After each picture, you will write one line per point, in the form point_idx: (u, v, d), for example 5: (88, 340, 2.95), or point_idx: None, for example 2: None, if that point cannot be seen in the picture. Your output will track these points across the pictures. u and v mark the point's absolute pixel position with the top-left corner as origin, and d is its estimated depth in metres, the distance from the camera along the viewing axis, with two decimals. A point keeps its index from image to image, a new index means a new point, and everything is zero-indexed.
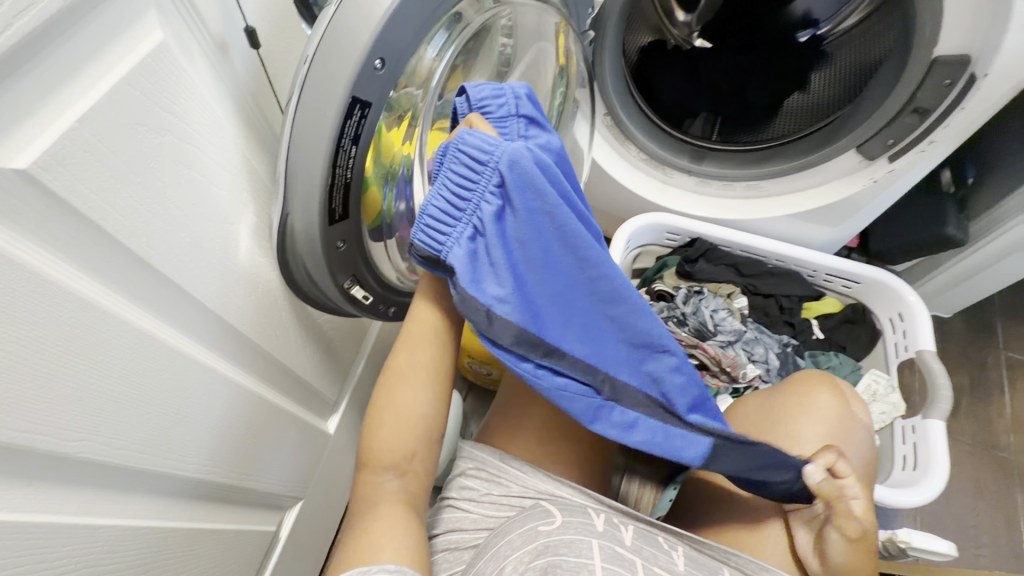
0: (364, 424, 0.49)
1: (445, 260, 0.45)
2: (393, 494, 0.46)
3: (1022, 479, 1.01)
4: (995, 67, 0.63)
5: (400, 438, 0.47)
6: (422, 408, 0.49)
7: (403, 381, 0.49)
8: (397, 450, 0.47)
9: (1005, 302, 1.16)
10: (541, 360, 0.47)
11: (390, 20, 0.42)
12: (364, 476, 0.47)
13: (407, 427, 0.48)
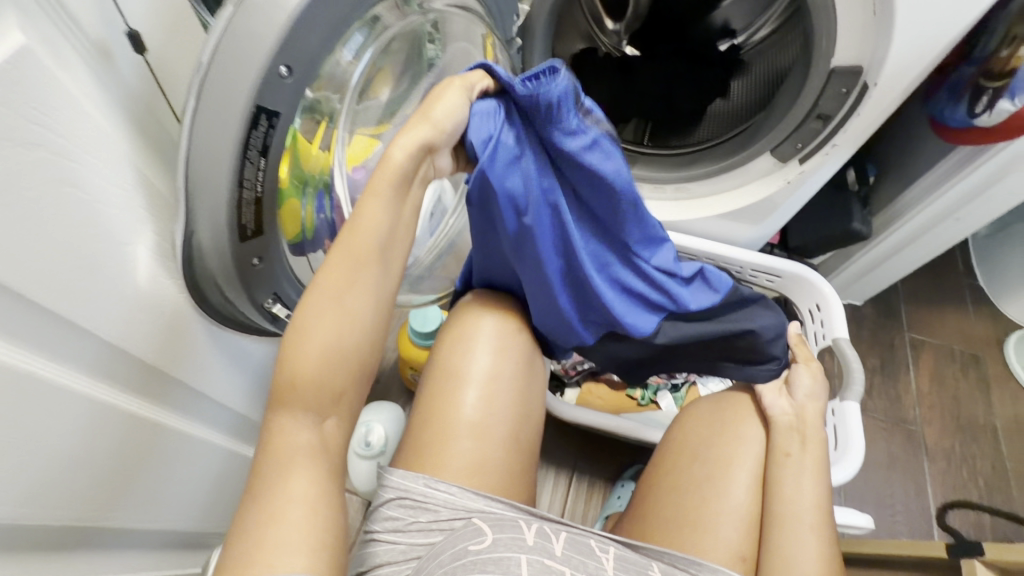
0: (279, 349, 0.39)
1: (594, 143, 0.53)
2: (310, 449, 0.39)
3: (927, 449, 1.11)
4: (883, 77, 0.68)
5: (325, 371, 0.39)
6: (354, 334, 0.40)
7: (334, 301, 0.40)
8: (320, 388, 0.39)
9: (907, 289, 1.28)
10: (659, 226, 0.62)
11: (295, 25, 0.40)
12: (277, 420, 0.39)
13: (334, 356, 0.39)
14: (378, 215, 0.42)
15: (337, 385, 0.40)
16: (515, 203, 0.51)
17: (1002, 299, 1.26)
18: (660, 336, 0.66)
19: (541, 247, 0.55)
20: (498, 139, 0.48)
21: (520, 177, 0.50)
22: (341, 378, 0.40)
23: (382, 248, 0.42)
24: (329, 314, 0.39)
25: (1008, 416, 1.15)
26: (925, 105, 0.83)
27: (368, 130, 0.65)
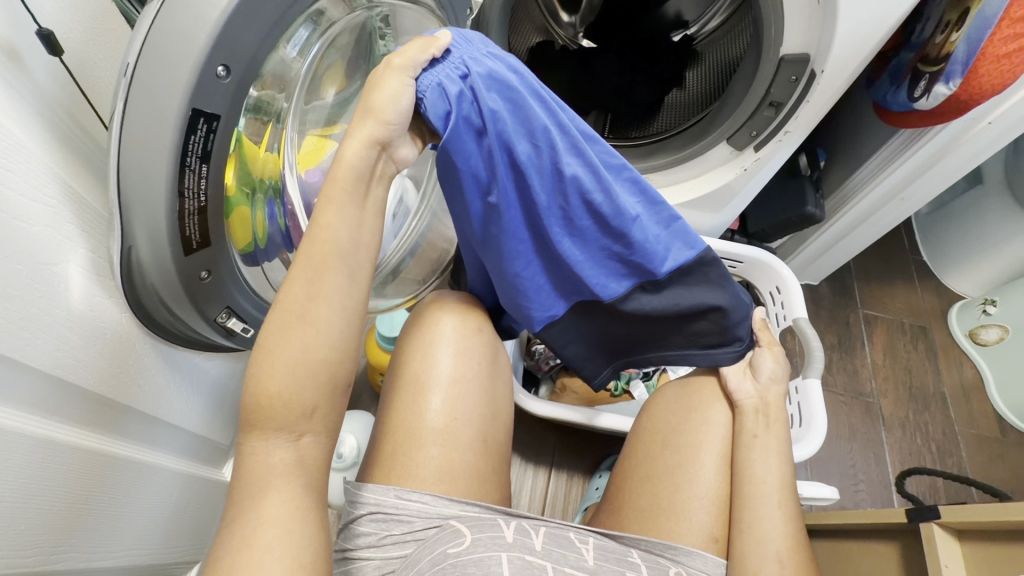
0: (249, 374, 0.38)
1: (550, 106, 0.51)
2: (285, 467, 0.37)
3: (883, 419, 1.17)
4: (830, 65, 0.70)
5: (294, 383, 0.38)
6: (322, 341, 0.39)
7: (299, 309, 0.39)
8: (290, 401, 0.37)
9: (859, 267, 1.34)
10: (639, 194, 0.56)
11: (229, 21, 0.37)
12: (249, 443, 0.38)
13: (302, 366, 0.38)
14: (336, 222, 0.42)
15: (308, 399, 0.38)
16: (472, 174, 0.51)
17: (944, 273, 1.34)
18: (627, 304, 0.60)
19: (505, 222, 0.55)
20: (457, 113, 0.48)
21: (479, 151, 0.50)
22: (310, 390, 0.38)
23: (344, 255, 0.42)
24: (296, 323, 0.38)
25: (954, 383, 1.22)
26: (869, 91, 0.86)
27: (317, 130, 0.63)
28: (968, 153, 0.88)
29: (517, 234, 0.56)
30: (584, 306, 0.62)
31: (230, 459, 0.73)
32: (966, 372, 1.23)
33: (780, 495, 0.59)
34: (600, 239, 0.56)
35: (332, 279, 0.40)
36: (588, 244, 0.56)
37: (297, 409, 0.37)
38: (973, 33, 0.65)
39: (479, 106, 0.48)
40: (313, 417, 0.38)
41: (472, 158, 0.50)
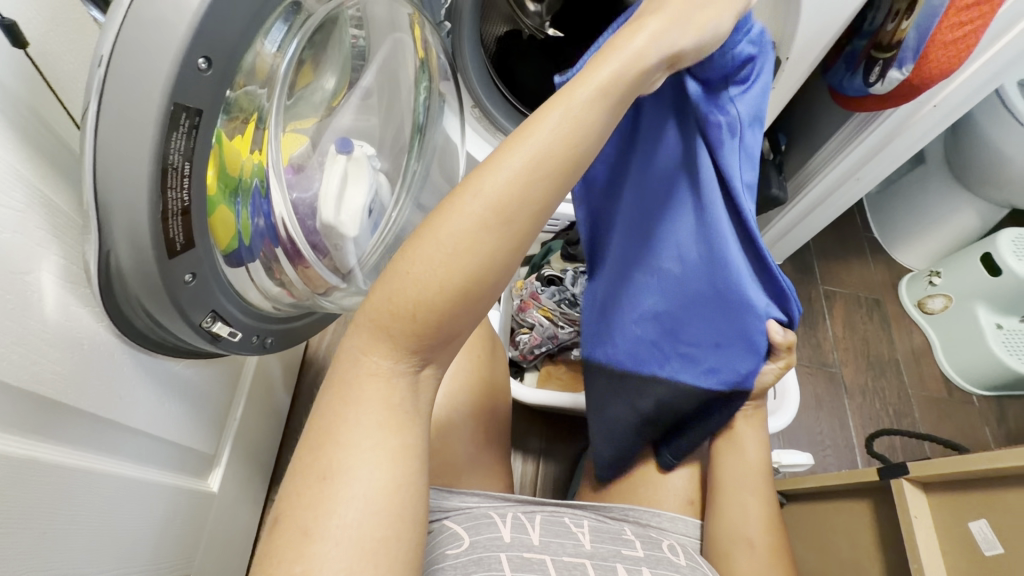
0: (423, 302, 0.33)
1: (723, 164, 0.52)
2: (383, 417, 0.34)
3: (845, 387, 1.25)
4: (794, 51, 0.74)
5: (431, 287, 0.33)
6: (482, 259, 0.33)
7: (482, 210, 0.33)
8: (421, 312, 0.34)
9: (817, 245, 1.41)
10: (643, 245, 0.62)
11: (211, 10, 0.35)
12: (364, 367, 0.35)
13: (445, 283, 0.33)
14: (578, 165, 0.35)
15: (438, 313, 0.34)
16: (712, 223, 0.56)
17: (893, 247, 1.42)
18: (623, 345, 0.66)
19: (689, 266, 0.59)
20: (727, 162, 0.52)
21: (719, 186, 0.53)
22: (447, 304, 0.34)
23: (546, 182, 0.34)
24: (467, 222, 0.33)
25: (906, 350, 1.31)
26: (825, 76, 0.90)
27: (297, 125, 0.63)
28: (914, 133, 0.94)
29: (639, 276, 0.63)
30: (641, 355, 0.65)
31: (215, 469, 0.71)
32: (916, 338, 1.33)
33: (755, 503, 0.60)
34: (728, 301, 0.56)
35: (536, 192, 0.33)
36: (710, 298, 0.57)
37: (422, 325, 0.34)
38: (922, 21, 0.69)
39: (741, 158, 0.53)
40: (433, 334, 0.35)
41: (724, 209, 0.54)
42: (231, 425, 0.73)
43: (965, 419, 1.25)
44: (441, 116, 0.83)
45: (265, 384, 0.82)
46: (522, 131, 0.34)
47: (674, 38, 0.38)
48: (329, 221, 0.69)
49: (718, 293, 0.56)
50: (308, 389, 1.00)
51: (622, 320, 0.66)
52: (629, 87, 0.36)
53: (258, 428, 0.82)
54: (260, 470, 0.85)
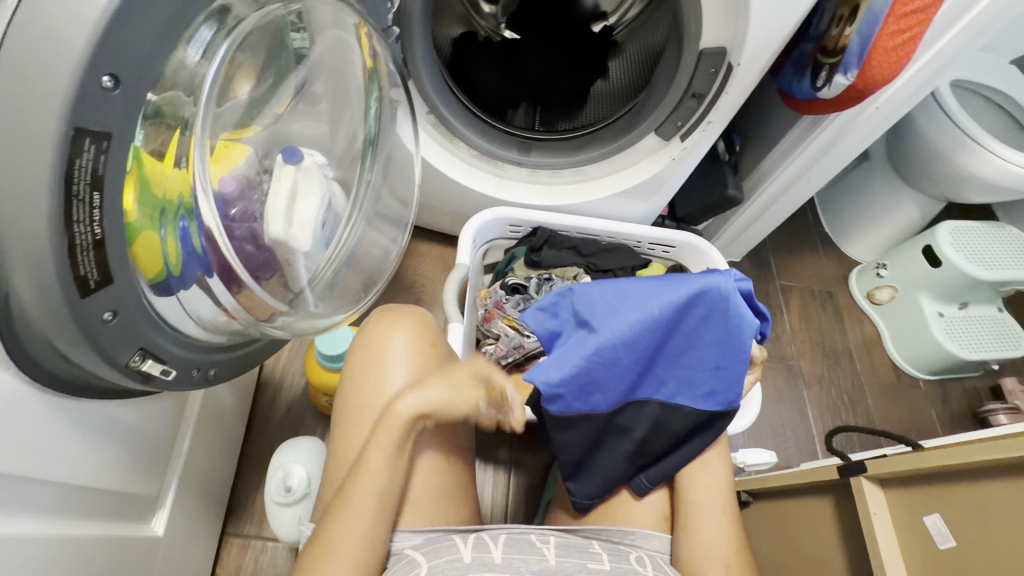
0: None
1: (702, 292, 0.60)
2: None
3: (803, 378, 1.29)
4: (745, 57, 0.74)
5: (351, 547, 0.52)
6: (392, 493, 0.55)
7: (340, 507, 0.53)
8: (358, 549, 0.52)
9: (773, 242, 1.45)
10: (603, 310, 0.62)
11: (114, 23, 0.31)
12: None
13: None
14: (382, 476, 0.55)
15: None
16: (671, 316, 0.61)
17: (844, 241, 1.48)
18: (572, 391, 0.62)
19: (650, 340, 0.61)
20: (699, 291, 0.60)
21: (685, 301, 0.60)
22: None
23: (375, 493, 0.54)
24: (373, 475, 0.54)
25: (858, 340, 1.37)
26: (775, 80, 0.92)
27: (233, 134, 0.60)
28: (859, 134, 0.98)
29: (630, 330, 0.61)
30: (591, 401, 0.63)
31: (160, 510, 0.66)
32: (866, 329, 1.39)
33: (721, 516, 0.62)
34: (720, 332, 0.61)
35: (371, 489, 0.54)
36: (705, 332, 0.61)
37: None
38: (864, 27, 0.71)
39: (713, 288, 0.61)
40: None
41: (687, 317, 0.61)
42: (176, 462, 0.67)
43: (913, 404, 1.31)
44: (393, 126, 0.78)
45: (214, 412, 0.77)
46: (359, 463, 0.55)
47: (427, 400, 0.57)
48: (278, 236, 0.65)
49: (715, 327, 0.61)
50: (264, 413, 0.95)
51: (611, 365, 0.61)
52: (410, 426, 0.56)
53: (208, 461, 0.77)
54: (212, 504, 0.80)
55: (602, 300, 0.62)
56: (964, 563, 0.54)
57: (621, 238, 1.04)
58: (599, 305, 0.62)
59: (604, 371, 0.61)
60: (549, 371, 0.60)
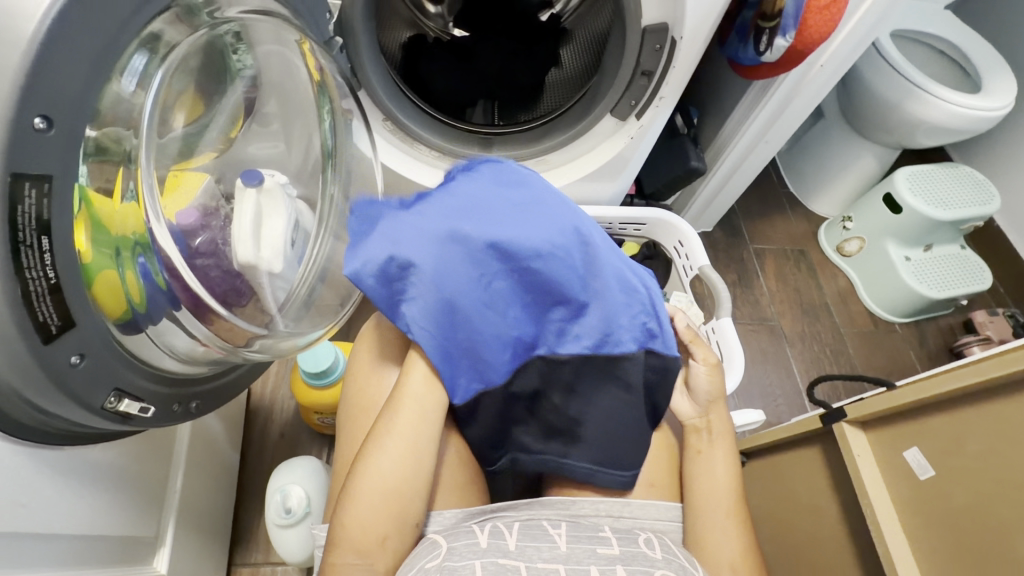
0: (363, 493, 0.51)
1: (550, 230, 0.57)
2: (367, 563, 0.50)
3: (786, 337, 1.32)
4: (686, 31, 0.76)
5: (377, 535, 0.50)
6: (413, 477, 0.52)
7: (381, 427, 0.54)
8: (400, 470, 0.52)
9: (742, 208, 1.48)
10: (451, 271, 0.55)
11: (40, 63, 0.31)
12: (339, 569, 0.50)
13: (390, 498, 0.51)
14: (415, 389, 0.55)
15: (387, 529, 0.51)
16: (533, 267, 0.56)
17: (809, 199, 1.51)
18: (467, 378, 0.58)
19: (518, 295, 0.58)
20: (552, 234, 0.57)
21: (544, 245, 0.56)
22: (393, 516, 0.51)
23: (417, 407, 0.55)
24: (411, 387, 0.55)
25: (834, 292, 1.41)
26: (722, 49, 0.93)
27: (192, 163, 0.61)
28: (808, 94, 1.00)
29: (502, 309, 0.58)
30: (485, 374, 0.58)
31: (161, 549, 0.65)
32: (840, 281, 1.43)
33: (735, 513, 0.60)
34: (589, 282, 0.58)
35: (412, 407, 0.55)
36: (577, 286, 0.57)
37: (382, 528, 0.51)
38: None
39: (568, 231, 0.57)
40: (390, 541, 0.51)
41: (552, 266, 0.56)
42: (172, 499, 0.67)
43: (893, 348, 1.35)
44: (350, 135, 0.77)
45: (206, 444, 0.77)
46: (400, 386, 0.56)
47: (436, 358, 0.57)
48: (247, 260, 0.65)
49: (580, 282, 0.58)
50: (257, 440, 0.94)
51: (484, 330, 0.57)
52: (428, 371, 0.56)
53: (205, 495, 0.76)
54: (215, 537, 0.79)
55: (443, 261, 0.55)
56: (944, 490, 0.57)
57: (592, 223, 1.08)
58: (444, 267, 0.55)
59: (496, 359, 0.58)
60: (465, 379, 0.58)
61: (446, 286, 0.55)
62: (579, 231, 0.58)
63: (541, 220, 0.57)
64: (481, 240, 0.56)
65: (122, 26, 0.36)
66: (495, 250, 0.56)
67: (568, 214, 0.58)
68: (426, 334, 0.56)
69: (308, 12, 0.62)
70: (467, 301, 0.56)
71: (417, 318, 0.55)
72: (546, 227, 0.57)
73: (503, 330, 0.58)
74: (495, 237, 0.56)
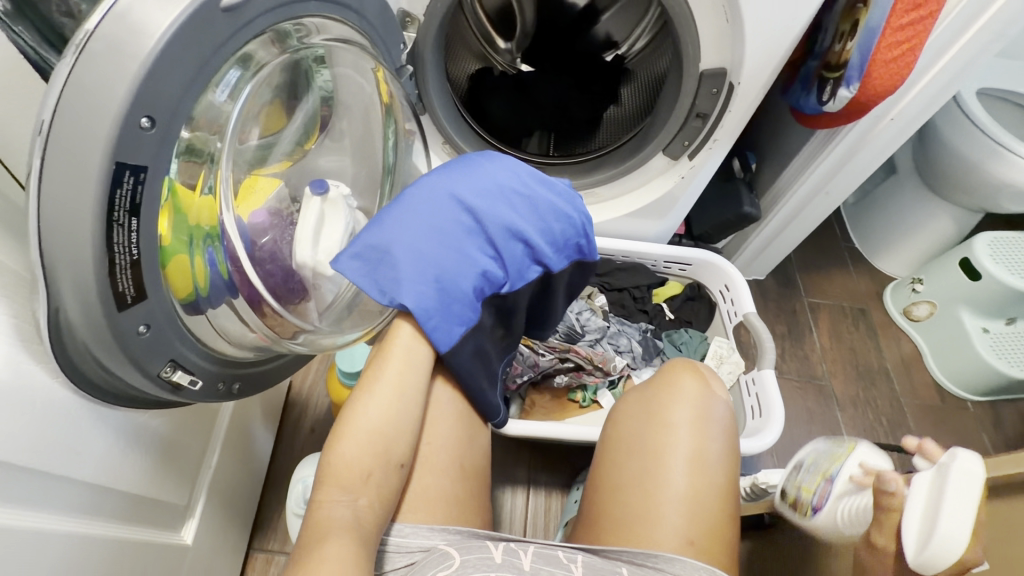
0: (346, 431, 0.55)
1: (481, 183, 0.70)
2: (348, 496, 0.53)
3: (837, 400, 1.23)
4: (745, 76, 0.77)
5: (360, 466, 0.54)
6: (397, 423, 0.58)
7: (365, 372, 0.60)
8: (384, 409, 0.57)
9: (799, 259, 1.42)
10: (407, 229, 0.65)
11: (150, 71, 0.36)
12: (321, 503, 0.52)
13: (373, 436, 0.56)
14: (398, 343, 0.61)
15: (366, 464, 0.54)
16: (476, 210, 0.68)
17: (875, 257, 1.44)
18: (445, 328, 0.63)
19: (472, 237, 0.68)
20: (484, 187, 0.70)
21: (481, 195, 0.69)
22: (373, 455, 0.55)
23: (404, 356, 0.61)
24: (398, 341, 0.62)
25: (896, 359, 1.30)
26: (785, 96, 0.92)
27: (275, 168, 0.69)
28: (874, 147, 0.97)
29: (459, 249, 0.66)
30: (459, 316, 0.65)
31: (188, 521, 0.69)
32: (904, 346, 1.32)
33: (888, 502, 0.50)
34: (522, 215, 0.71)
35: (399, 355, 0.61)
36: (514, 219, 0.70)
37: (362, 463, 0.54)
38: (863, 41, 0.71)
39: (496, 179, 0.71)
40: (368, 479, 0.54)
41: (490, 207, 0.69)
42: (205, 475, 0.71)
43: (962, 427, 1.22)
44: (410, 155, 0.86)
45: (243, 426, 0.82)
46: (387, 343, 0.62)
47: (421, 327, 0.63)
48: (303, 260, 0.70)
49: (514, 213, 0.70)
50: (290, 432, 0.99)
51: (451, 271, 0.65)
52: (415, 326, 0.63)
53: (235, 477, 0.81)
54: (239, 519, 0.83)
55: (401, 225, 0.65)
56: None
57: (636, 258, 1.08)
58: (402, 229, 0.65)
59: (465, 293, 0.65)
60: (443, 323, 0.63)
61: (403, 243, 0.64)
62: (504, 180, 0.71)
63: (473, 178, 0.70)
64: (426, 205, 0.67)
65: (220, 45, 0.42)
66: (441, 208, 0.67)
67: (495, 169, 0.72)
68: (393, 283, 0.62)
69: (383, 40, 0.68)
70: (425, 245, 0.65)
71: (383, 275, 0.63)
72: (477, 183, 0.70)
73: (468, 269, 0.66)
74: (438, 198, 0.68)
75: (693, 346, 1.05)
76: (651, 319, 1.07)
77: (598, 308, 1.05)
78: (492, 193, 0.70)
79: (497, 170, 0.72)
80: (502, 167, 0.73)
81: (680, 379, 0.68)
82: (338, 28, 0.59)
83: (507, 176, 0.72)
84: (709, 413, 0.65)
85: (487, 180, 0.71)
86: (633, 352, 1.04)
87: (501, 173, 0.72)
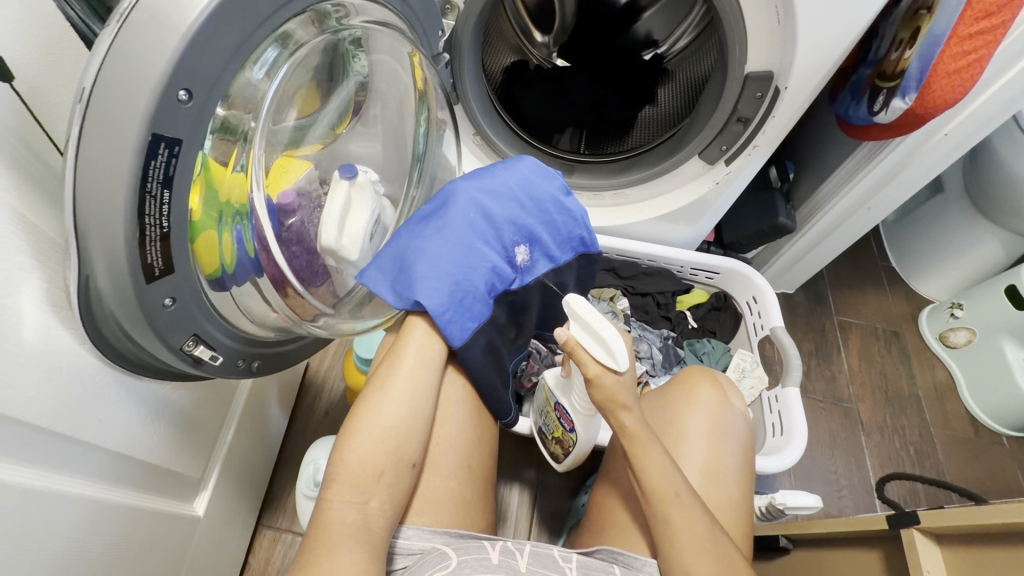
0: (358, 430, 0.55)
1: (486, 180, 0.71)
2: (360, 501, 0.52)
3: (863, 424, 1.19)
4: (793, 81, 0.74)
5: (377, 471, 0.54)
6: (408, 424, 0.57)
7: (376, 372, 0.60)
8: (397, 412, 0.57)
9: (832, 275, 1.37)
10: (420, 233, 0.66)
11: (191, 43, 0.36)
12: (331, 503, 0.52)
13: (390, 439, 0.55)
14: (410, 346, 0.61)
15: (379, 467, 0.54)
16: (483, 207, 0.69)
17: (913, 278, 1.38)
18: (457, 321, 0.63)
19: (484, 237, 0.68)
20: (490, 185, 0.70)
21: (487, 192, 0.70)
22: (385, 455, 0.55)
23: (418, 359, 0.60)
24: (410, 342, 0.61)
25: (929, 386, 1.25)
26: (833, 105, 0.88)
27: (309, 149, 0.69)
28: (925, 162, 0.93)
29: (472, 244, 0.66)
30: (470, 309, 0.64)
31: (201, 493, 0.70)
32: (938, 374, 1.27)
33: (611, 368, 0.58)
34: (526, 211, 0.71)
35: (411, 356, 0.60)
36: (519, 216, 0.71)
37: (375, 467, 0.54)
38: (924, 50, 0.67)
39: (500, 177, 0.72)
40: (382, 482, 0.54)
41: (496, 204, 0.70)
42: (220, 449, 0.72)
43: (995, 462, 1.17)
44: (440, 145, 0.85)
45: (259, 405, 0.82)
46: (400, 343, 0.61)
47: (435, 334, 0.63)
48: (328, 243, 0.69)
49: (520, 210, 0.71)
50: (304, 414, 1.00)
51: (465, 267, 0.65)
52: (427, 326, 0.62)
53: (250, 453, 0.82)
54: (250, 495, 0.85)
55: (414, 232, 0.67)
56: None
57: (662, 263, 1.06)
58: (416, 236, 0.66)
59: (478, 287, 0.65)
60: (456, 319, 0.63)
61: (416, 246, 0.65)
62: (502, 173, 0.72)
63: (478, 178, 0.71)
64: (438, 211, 0.68)
65: (261, 23, 0.41)
66: (450, 207, 0.68)
67: (497, 167, 0.73)
68: (408, 281, 0.63)
69: (421, 24, 0.66)
70: (438, 241, 0.65)
71: (400, 280, 0.64)
72: (479, 179, 0.71)
73: (483, 269, 0.66)
74: (445, 200, 0.69)
75: (714, 357, 1.03)
76: (673, 326, 1.05)
77: (620, 311, 1.03)
78: (499, 191, 0.70)
79: (500, 169, 0.73)
80: (504, 164, 0.73)
81: (700, 388, 0.68)
82: (377, 10, 0.58)
83: (509, 173, 0.72)
84: (722, 427, 0.66)
85: (492, 179, 0.71)
86: (653, 358, 1.01)
87: (503, 170, 0.72)
